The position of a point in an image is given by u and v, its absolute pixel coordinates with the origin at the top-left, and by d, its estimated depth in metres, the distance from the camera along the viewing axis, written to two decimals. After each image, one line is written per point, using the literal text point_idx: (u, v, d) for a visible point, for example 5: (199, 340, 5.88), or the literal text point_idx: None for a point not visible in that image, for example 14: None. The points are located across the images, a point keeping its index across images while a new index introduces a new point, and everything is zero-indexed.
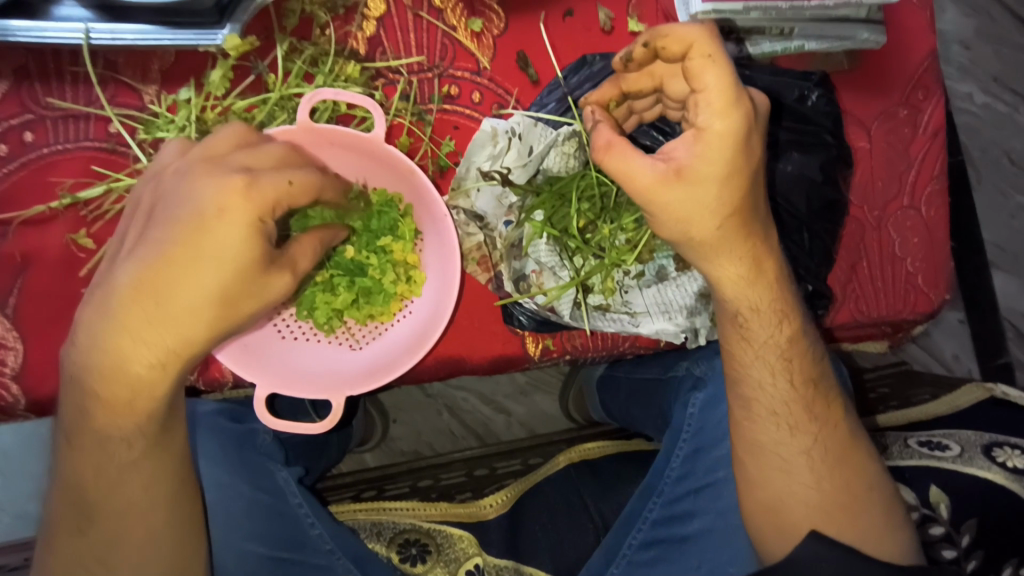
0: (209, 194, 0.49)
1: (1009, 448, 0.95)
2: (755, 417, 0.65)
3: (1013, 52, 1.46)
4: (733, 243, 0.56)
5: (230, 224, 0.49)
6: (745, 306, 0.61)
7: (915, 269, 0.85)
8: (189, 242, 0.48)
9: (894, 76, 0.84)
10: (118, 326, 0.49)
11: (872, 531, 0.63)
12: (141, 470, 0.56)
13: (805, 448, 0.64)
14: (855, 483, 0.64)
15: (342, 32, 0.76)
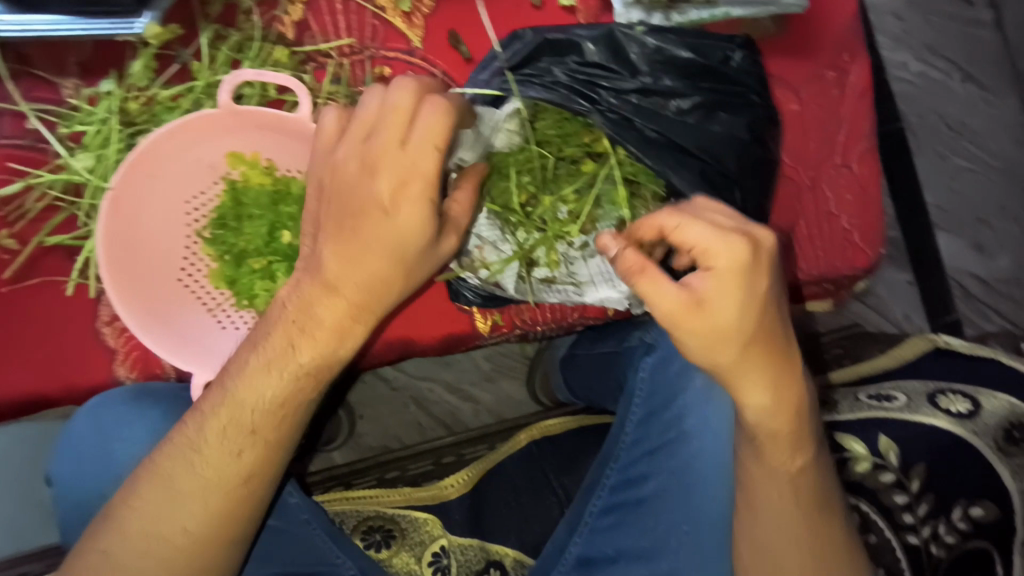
0: (390, 186, 0.52)
1: (953, 394, 0.99)
2: (769, 472, 0.63)
3: (943, 21, 1.51)
4: (763, 362, 0.56)
5: (411, 205, 0.52)
6: (766, 429, 0.60)
7: (851, 227, 0.87)
8: (372, 235, 0.53)
9: (818, 40, 0.86)
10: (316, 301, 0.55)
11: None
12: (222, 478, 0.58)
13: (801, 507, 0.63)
14: (835, 542, 0.64)
15: (268, 16, 0.75)
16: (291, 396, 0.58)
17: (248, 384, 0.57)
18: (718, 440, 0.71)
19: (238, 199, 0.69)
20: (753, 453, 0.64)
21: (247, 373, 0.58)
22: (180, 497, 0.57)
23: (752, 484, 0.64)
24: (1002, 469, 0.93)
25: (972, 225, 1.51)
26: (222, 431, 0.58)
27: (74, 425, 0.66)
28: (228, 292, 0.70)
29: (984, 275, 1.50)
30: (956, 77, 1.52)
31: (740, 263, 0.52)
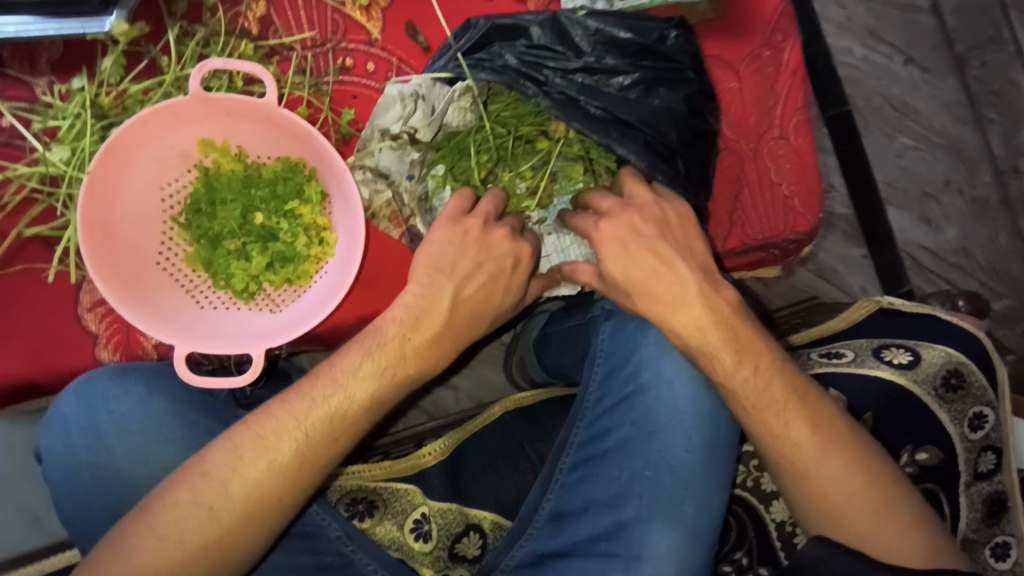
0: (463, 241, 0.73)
1: (895, 348, 1.06)
2: (775, 419, 0.70)
3: (884, 8, 1.58)
4: (700, 309, 0.72)
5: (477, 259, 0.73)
6: (743, 365, 0.71)
7: (791, 194, 0.93)
8: (442, 270, 0.72)
9: (752, 21, 0.93)
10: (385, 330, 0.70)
11: (903, 541, 0.67)
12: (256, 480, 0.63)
13: (814, 442, 0.69)
14: (864, 472, 0.69)
15: (232, 13, 0.80)
16: (377, 402, 0.68)
17: (345, 385, 0.67)
18: (672, 388, 0.78)
19: (210, 185, 0.74)
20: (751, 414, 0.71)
21: (348, 375, 0.68)
22: (249, 466, 0.63)
23: (767, 442, 0.70)
24: (940, 412, 1.01)
25: (920, 200, 1.58)
26: (314, 426, 0.66)
27: (62, 402, 0.69)
28: (204, 274, 0.75)
29: (934, 247, 1.57)
30: (898, 61, 1.58)
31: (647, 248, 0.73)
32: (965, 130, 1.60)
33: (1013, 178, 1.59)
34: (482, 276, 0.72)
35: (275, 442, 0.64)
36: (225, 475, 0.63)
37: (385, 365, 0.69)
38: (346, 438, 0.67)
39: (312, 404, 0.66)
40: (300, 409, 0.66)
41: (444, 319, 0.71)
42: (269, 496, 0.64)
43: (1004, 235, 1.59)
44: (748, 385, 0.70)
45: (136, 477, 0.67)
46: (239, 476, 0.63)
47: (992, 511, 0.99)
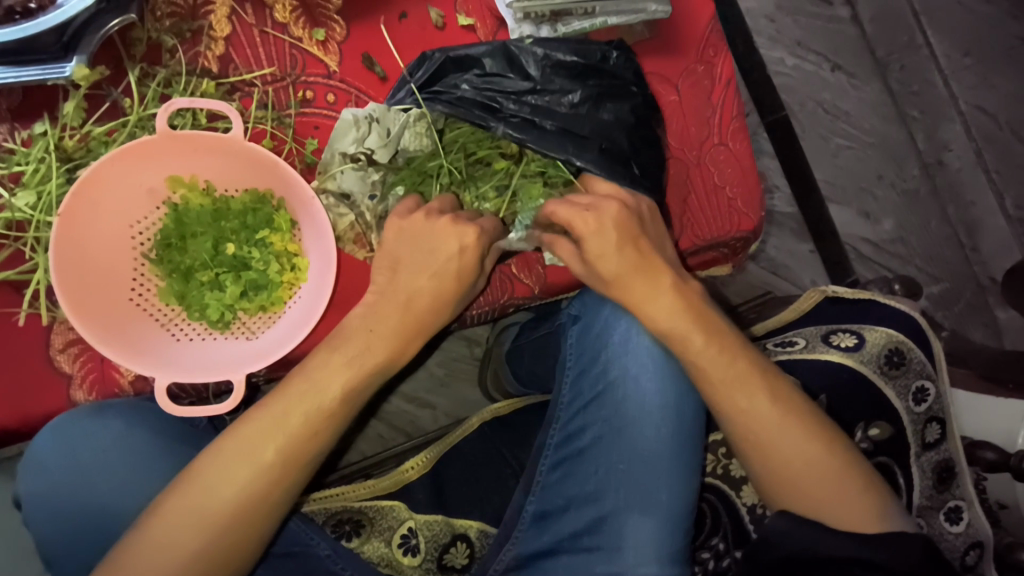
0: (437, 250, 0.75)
1: (842, 332, 1.14)
2: (738, 402, 0.74)
3: (809, 20, 1.70)
4: (659, 292, 0.76)
5: (444, 256, 0.75)
6: (711, 350, 0.75)
7: (733, 196, 1.00)
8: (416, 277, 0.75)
9: (686, 40, 1.00)
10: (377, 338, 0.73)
11: (853, 507, 0.73)
12: (241, 488, 0.66)
13: (776, 421, 0.74)
14: (823, 451, 0.74)
15: (192, 53, 0.82)
16: (351, 395, 0.71)
17: (320, 381, 0.70)
18: (638, 383, 0.82)
19: (180, 221, 0.76)
20: (718, 395, 0.75)
21: (320, 370, 0.71)
22: (240, 474, 0.66)
23: (734, 423, 0.75)
24: (885, 388, 1.09)
25: (857, 194, 1.70)
26: (294, 425, 0.68)
27: (41, 441, 0.71)
28: (178, 307, 0.76)
29: (874, 238, 1.69)
30: (827, 68, 1.71)
31: (617, 234, 0.75)
32: (891, 128, 1.72)
33: (938, 169, 1.72)
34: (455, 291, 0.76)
35: (257, 444, 0.67)
36: (210, 479, 0.65)
37: (363, 363, 0.72)
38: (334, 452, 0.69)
39: (289, 404, 0.69)
40: (278, 410, 0.69)
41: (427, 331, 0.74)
42: (256, 498, 0.66)
43: (935, 222, 1.71)
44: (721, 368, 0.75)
45: (124, 508, 0.70)
46: (226, 490, 0.65)
47: (942, 477, 1.07)
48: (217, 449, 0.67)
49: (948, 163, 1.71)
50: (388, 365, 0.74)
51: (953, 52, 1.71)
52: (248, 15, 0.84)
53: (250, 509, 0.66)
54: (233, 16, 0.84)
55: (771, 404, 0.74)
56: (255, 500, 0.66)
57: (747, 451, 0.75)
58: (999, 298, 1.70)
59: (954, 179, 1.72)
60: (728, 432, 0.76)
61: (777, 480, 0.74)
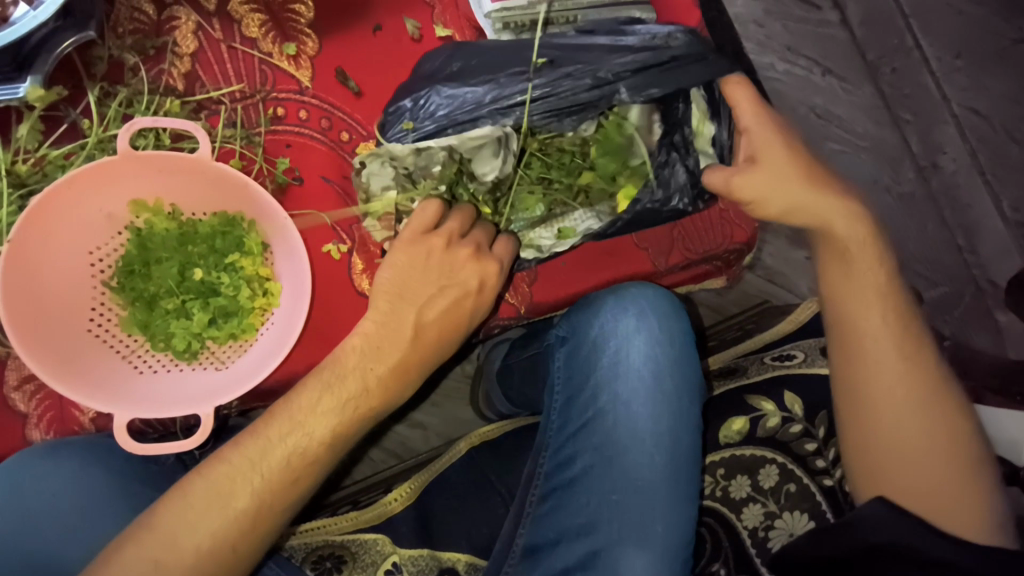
0: (449, 293, 0.75)
1: None
2: (872, 367, 0.76)
3: (799, 25, 1.68)
4: (810, 186, 0.75)
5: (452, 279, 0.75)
6: (854, 270, 0.77)
7: (725, 207, 0.95)
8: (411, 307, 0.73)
9: None
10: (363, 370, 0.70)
11: (964, 506, 0.74)
12: (212, 533, 0.62)
13: (901, 390, 0.75)
14: (950, 435, 0.75)
15: (156, 71, 0.79)
16: (333, 435, 0.68)
17: (303, 422, 0.67)
18: (630, 409, 0.79)
19: (144, 246, 0.72)
20: (850, 349, 0.77)
21: (305, 409, 0.67)
22: (206, 519, 0.62)
23: (874, 385, 0.76)
24: None
25: None
26: (269, 469, 0.65)
27: None
28: (142, 337, 0.72)
29: None
30: (818, 72, 1.68)
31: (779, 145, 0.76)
32: (884, 132, 1.69)
33: (932, 172, 1.69)
34: (445, 300, 0.75)
35: (228, 489, 0.63)
36: (176, 527, 0.61)
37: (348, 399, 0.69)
38: (302, 475, 0.66)
39: (266, 446, 0.65)
40: (255, 452, 0.65)
41: (409, 348, 0.72)
42: (225, 547, 0.62)
43: (931, 225, 1.69)
44: (884, 341, 0.76)
45: (73, 559, 0.66)
46: (194, 538, 0.61)
47: None
48: (185, 492, 0.62)
49: (942, 166, 1.69)
50: (388, 401, 0.71)
51: (943, 54, 1.70)
52: (216, 30, 0.81)
53: (217, 559, 0.62)
54: (200, 32, 0.80)
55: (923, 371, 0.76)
56: (223, 548, 0.62)
57: (858, 418, 0.77)
58: (999, 302, 1.67)
59: (949, 182, 1.69)
60: (843, 394, 0.78)
61: (885, 465, 0.76)
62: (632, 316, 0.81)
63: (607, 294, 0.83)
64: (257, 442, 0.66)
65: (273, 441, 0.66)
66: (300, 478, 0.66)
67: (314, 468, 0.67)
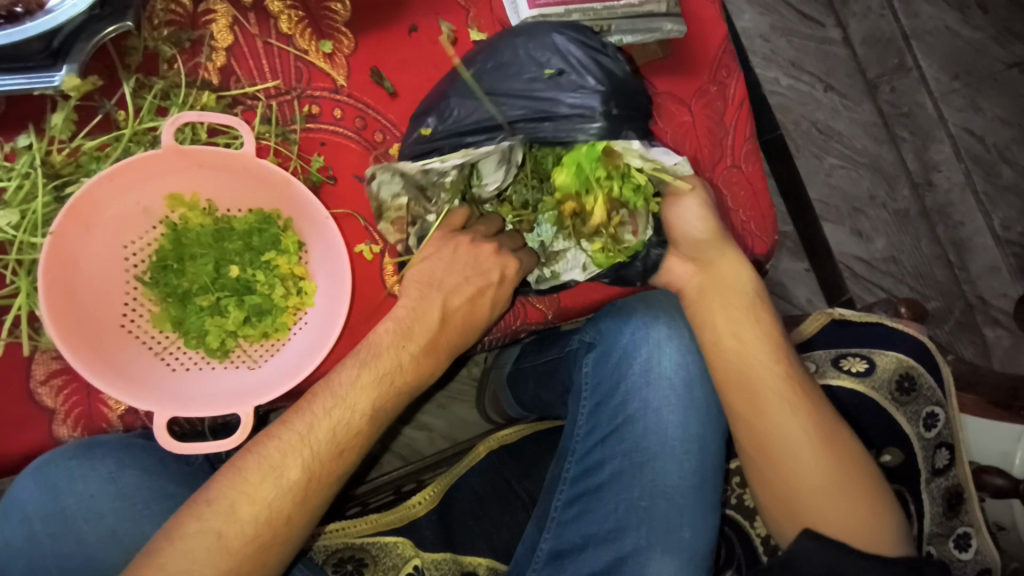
0: (474, 282, 0.75)
1: (852, 356, 1.13)
2: (753, 404, 0.75)
3: (804, 41, 1.71)
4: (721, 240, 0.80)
5: (481, 271, 0.76)
6: (736, 296, 0.79)
7: (747, 218, 0.98)
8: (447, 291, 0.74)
9: (698, 60, 0.98)
10: (395, 350, 0.70)
11: (879, 538, 0.72)
12: (266, 505, 0.61)
13: (796, 428, 0.74)
14: (839, 469, 0.74)
15: (192, 64, 0.78)
16: (378, 410, 0.68)
17: (346, 397, 0.67)
18: (661, 417, 0.81)
19: (179, 241, 0.71)
20: (737, 388, 0.76)
21: (348, 387, 0.67)
22: (260, 491, 0.61)
23: (752, 422, 0.75)
24: (896, 414, 1.10)
25: (850, 214, 1.70)
26: (318, 442, 0.64)
27: (20, 485, 0.66)
28: (174, 333, 0.71)
29: (867, 257, 1.69)
30: (820, 88, 1.72)
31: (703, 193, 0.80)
32: (882, 148, 1.73)
33: (927, 190, 1.73)
34: (470, 290, 0.75)
35: (278, 463, 0.62)
36: (229, 501, 0.60)
37: (383, 375, 0.69)
38: (347, 448, 0.66)
39: (312, 420, 0.65)
40: (301, 426, 0.64)
41: (434, 330, 0.73)
42: (280, 520, 0.61)
43: (926, 242, 1.72)
44: (785, 385, 0.75)
45: (107, 563, 0.65)
46: (249, 510, 0.60)
47: (951, 504, 1.07)
48: (239, 468, 0.62)
49: (937, 183, 1.73)
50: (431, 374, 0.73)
51: (942, 75, 1.74)
52: (252, 25, 0.80)
53: (270, 531, 0.61)
54: (236, 27, 0.80)
55: (794, 411, 0.74)
56: (275, 522, 0.61)
57: (759, 455, 0.75)
58: (987, 317, 1.71)
59: (943, 200, 1.73)
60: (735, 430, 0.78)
61: (783, 501, 0.75)
62: (662, 325, 0.84)
63: (635, 301, 0.86)
64: (301, 416, 0.65)
65: (321, 416, 0.65)
66: (346, 450, 0.65)
67: (359, 446, 0.67)
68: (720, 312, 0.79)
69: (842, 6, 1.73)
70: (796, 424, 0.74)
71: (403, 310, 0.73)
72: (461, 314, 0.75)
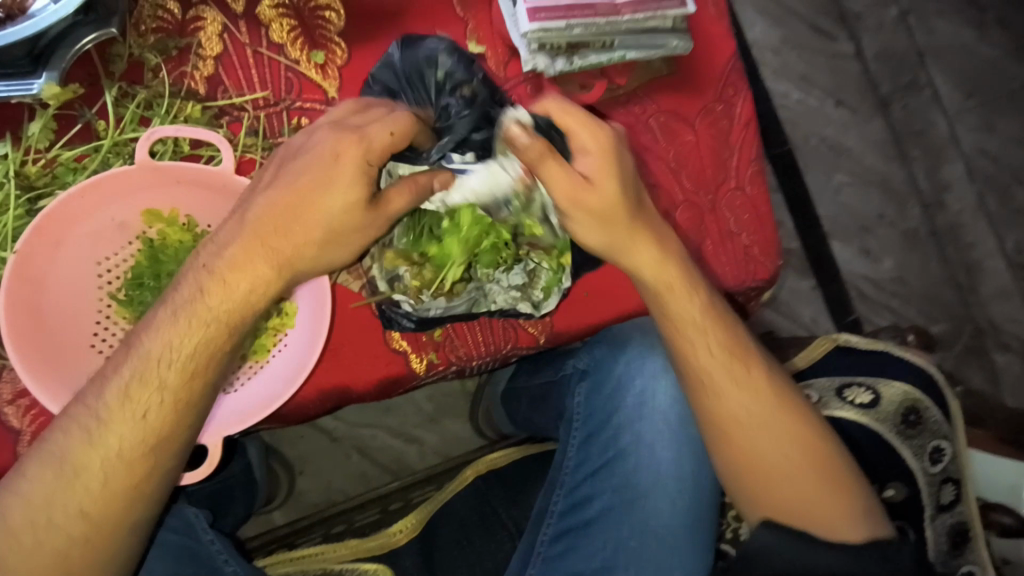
0: (326, 152, 0.62)
1: (857, 386, 1.08)
2: (693, 384, 0.73)
3: (815, 55, 1.67)
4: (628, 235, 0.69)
5: (342, 172, 0.62)
6: (664, 279, 0.72)
7: (751, 242, 0.93)
8: (308, 207, 0.62)
9: (705, 77, 0.95)
10: (240, 252, 0.62)
11: (838, 516, 0.72)
12: (96, 484, 0.60)
13: (735, 405, 0.72)
14: (789, 446, 0.73)
15: (177, 73, 0.75)
16: (206, 358, 0.62)
17: (174, 335, 0.61)
18: (654, 452, 0.79)
19: (155, 257, 0.68)
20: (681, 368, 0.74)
21: (172, 329, 0.61)
22: (93, 466, 0.60)
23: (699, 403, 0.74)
24: (901, 448, 1.05)
25: (858, 233, 1.66)
26: (134, 396, 0.60)
27: None
28: None
29: (874, 277, 1.65)
30: (830, 104, 1.68)
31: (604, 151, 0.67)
32: (892, 166, 1.69)
33: (938, 210, 1.69)
34: (315, 199, 0.62)
35: (101, 440, 0.60)
36: (67, 475, 0.59)
37: (192, 317, 0.61)
38: (183, 434, 0.63)
39: (148, 356, 0.61)
40: (144, 381, 0.61)
41: (286, 244, 0.62)
42: (112, 498, 0.60)
43: (936, 263, 1.68)
44: (721, 359, 0.73)
45: None
46: (88, 479, 0.60)
47: (956, 542, 1.04)
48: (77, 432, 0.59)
49: (948, 204, 1.69)
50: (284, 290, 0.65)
51: (955, 93, 1.71)
52: (242, 33, 0.78)
53: (102, 510, 0.60)
54: (225, 35, 0.77)
55: (734, 391, 0.73)
56: (105, 498, 0.60)
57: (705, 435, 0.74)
58: (997, 342, 1.67)
59: (954, 221, 1.69)
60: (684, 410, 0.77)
61: (734, 480, 0.74)
62: (658, 358, 0.82)
63: (631, 327, 0.83)
64: (133, 360, 0.61)
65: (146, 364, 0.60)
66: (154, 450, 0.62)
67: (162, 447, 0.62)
68: (664, 299, 0.72)
69: (856, 21, 1.70)
70: (735, 403, 0.72)
71: (264, 205, 0.62)
72: (324, 215, 0.62)
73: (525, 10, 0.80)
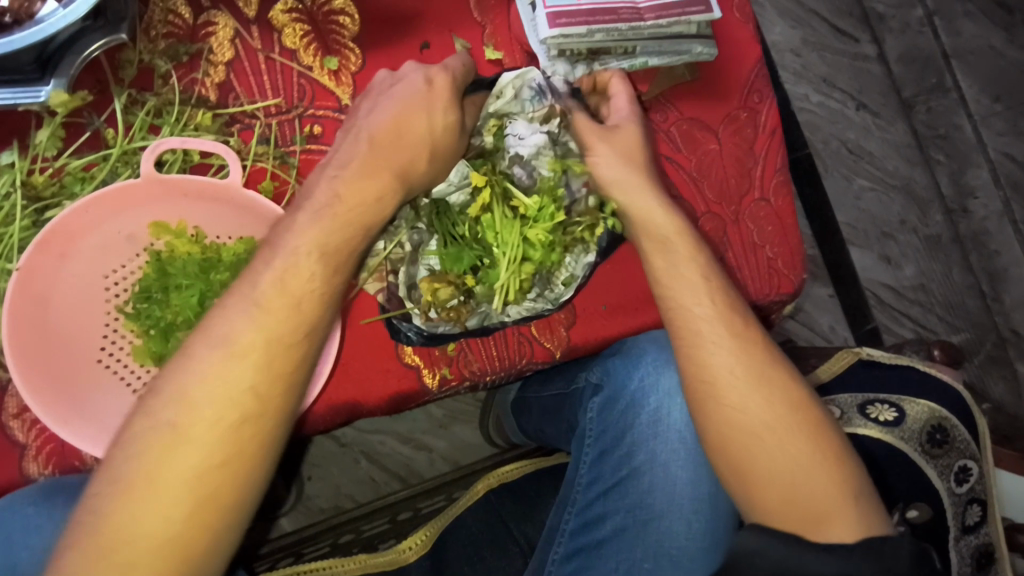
0: (410, 100, 0.67)
1: (881, 403, 1.04)
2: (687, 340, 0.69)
3: (837, 57, 1.63)
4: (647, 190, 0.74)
5: (433, 98, 0.68)
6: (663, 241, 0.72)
7: (774, 255, 0.90)
8: (401, 126, 0.66)
9: (729, 84, 0.92)
10: (354, 163, 0.64)
11: (835, 509, 0.64)
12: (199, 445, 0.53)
13: (728, 364, 0.68)
14: (785, 417, 0.67)
15: (188, 79, 0.73)
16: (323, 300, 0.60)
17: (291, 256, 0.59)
18: (668, 471, 0.76)
19: (164, 270, 0.66)
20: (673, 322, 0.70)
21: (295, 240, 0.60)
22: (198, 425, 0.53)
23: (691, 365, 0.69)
24: (927, 468, 1.01)
25: (879, 238, 1.61)
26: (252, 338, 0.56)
27: None
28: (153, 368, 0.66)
29: (894, 284, 1.60)
30: (852, 107, 1.63)
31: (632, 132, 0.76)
32: (915, 171, 1.65)
33: (963, 217, 1.65)
34: (412, 124, 0.67)
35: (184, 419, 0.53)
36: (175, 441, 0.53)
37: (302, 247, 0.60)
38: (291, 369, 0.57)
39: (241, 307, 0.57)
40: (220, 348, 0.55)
41: (395, 147, 0.66)
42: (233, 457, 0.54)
43: (958, 270, 1.63)
44: (716, 316, 0.69)
45: None
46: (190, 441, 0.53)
47: (981, 563, 1.01)
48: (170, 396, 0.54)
49: (973, 211, 1.64)
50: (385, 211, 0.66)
51: (983, 96, 1.66)
52: (254, 38, 0.76)
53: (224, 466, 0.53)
54: (237, 40, 0.75)
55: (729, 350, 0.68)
56: (225, 454, 0.53)
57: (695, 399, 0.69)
58: (1020, 351, 1.62)
59: (978, 228, 1.64)
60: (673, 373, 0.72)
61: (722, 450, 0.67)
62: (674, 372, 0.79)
63: (645, 341, 0.81)
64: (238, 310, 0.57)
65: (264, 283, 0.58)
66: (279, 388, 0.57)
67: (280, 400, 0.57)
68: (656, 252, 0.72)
69: (879, 22, 1.65)
70: (728, 361, 0.68)
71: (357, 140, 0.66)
72: (429, 129, 0.67)
73: (544, 16, 0.78)
